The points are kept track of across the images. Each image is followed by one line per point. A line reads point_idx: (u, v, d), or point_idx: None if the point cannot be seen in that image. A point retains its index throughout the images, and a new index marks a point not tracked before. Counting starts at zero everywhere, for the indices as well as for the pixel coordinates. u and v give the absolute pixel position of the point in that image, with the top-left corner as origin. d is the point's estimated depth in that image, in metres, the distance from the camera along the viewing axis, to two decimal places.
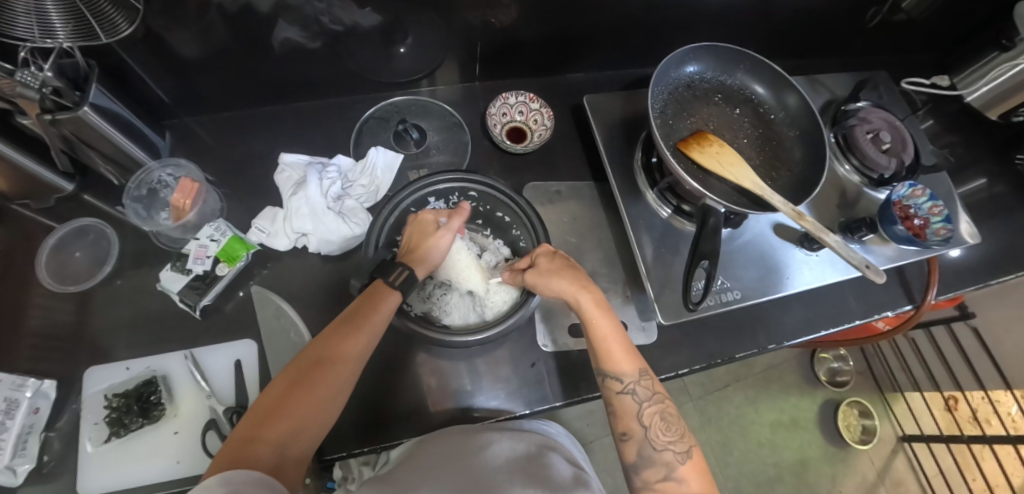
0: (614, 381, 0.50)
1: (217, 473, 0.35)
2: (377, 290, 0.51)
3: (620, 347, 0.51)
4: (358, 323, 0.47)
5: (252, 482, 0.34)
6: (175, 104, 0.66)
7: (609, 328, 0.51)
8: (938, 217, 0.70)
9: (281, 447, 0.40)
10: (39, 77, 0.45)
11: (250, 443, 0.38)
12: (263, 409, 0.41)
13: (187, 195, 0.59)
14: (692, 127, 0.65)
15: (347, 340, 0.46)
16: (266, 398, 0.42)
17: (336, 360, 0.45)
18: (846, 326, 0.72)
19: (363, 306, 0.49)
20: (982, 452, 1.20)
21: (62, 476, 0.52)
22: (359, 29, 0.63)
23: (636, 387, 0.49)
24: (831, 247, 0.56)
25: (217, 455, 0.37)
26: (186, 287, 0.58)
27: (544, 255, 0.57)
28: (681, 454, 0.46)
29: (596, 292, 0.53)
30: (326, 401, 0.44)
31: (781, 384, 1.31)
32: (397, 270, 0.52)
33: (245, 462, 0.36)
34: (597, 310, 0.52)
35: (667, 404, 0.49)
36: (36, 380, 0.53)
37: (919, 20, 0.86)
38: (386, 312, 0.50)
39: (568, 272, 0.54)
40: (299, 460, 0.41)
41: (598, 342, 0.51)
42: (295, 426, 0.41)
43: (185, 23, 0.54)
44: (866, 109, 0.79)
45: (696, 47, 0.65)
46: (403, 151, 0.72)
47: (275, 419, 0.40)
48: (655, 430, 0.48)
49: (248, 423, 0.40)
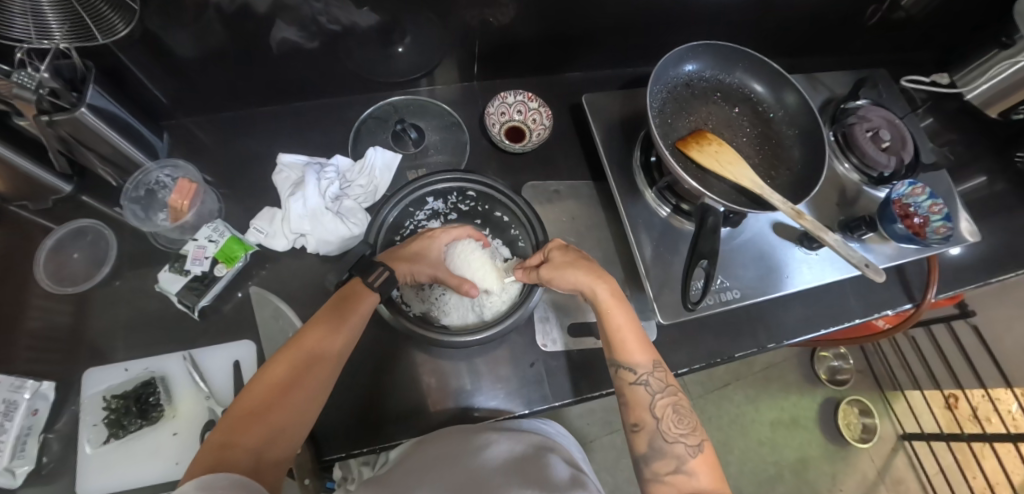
0: (627, 371, 0.50)
1: (195, 478, 0.34)
2: (351, 292, 0.51)
3: (633, 337, 0.51)
4: (333, 324, 0.48)
5: (231, 485, 0.33)
6: (173, 104, 0.66)
7: (623, 320, 0.52)
8: (937, 215, 0.70)
9: (260, 450, 0.39)
10: (37, 78, 0.45)
11: (227, 447, 0.38)
12: (242, 413, 0.41)
13: (185, 196, 0.59)
14: (691, 126, 0.65)
15: (324, 342, 0.47)
16: (244, 401, 0.42)
17: (314, 361, 0.45)
18: (846, 325, 0.71)
19: (338, 308, 0.50)
20: (982, 450, 1.21)
21: (62, 477, 0.52)
22: (357, 28, 0.63)
23: (649, 378, 0.50)
24: (831, 246, 0.55)
25: (192, 461, 0.36)
26: (184, 288, 0.58)
27: (559, 247, 0.57)
28: (693, 447, 0.46)
29: (613, 283, 0.53)
30: (305, 403, 0.44)
31: (781, 382, 1.31)
32: (377, 271, 0.53)
33: (222, 465, 0.36)
34: (612, 302, 0.52)
35: (679, 396, 0.49)
36: (35, 381, 0.53)
37: (918, 17, 0.85)
38: (362, 313, 0.50)
39: (584, 263, 0.54)
40: (280, 463, 0.41)
41: (613, 332, 0.51)
42: (273, 428, 0.41)
43: (182, 24, 0.54)
44: (865, 107, 0.79)
45: (695, 46, 0.65)
46: (402, 151, 0.72)
47: (253, 422, 0.40)
48: (667, 422, 0.47)
49: (226, 427, 0.40)
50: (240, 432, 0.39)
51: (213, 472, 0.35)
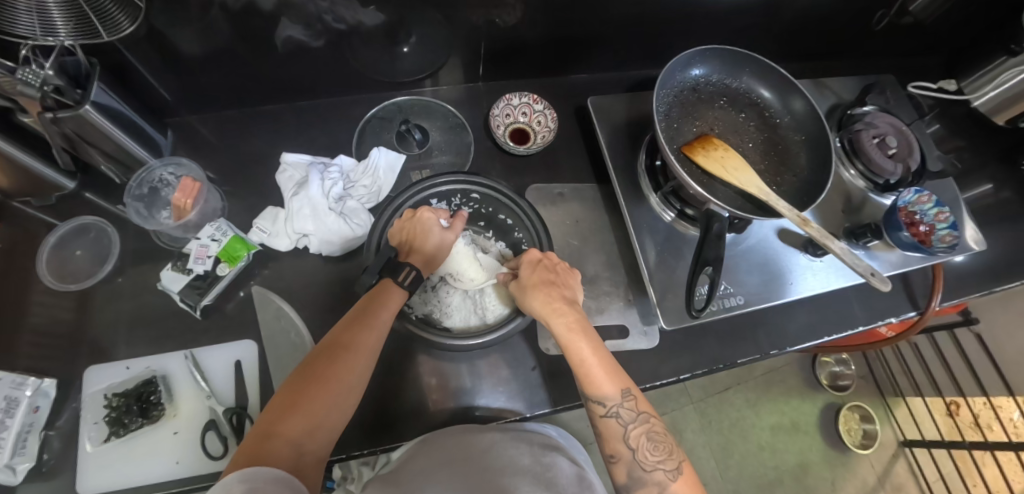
0: (597, 405, 0.48)
1: (235, 470, 0.34)
2: (380, 291, 0.51)
3: (600, 368, 0.48)
4: (365, 319, 0.47)
5: (273, 480, 0.33)
6: (177, 101, 0.66)
7: (588, 351, 0.49)
8: (944, 223, 0.70)
9: (298, 444, 0.39)
10: (40, 75, 0.44)
11: (267, 440, 0.38)
12: (279, 407, 0.40)
13: (188, 194, 0.59)
14: (697, 131, 0.65)
15: (357, 337, 0.46)
16: (282, 395, 0.41)
17: (348, 355, 0.45)
18: (850, 332, 0.71)
19: (370, 305, 0.49)
20: (983, 458, 1.20)
21: (63, 474, 0.52)
22: (362, 27, 0.63)
23: (619, 410, 0.47)
24: (836, 254, 0.55)
25: (234, 454, 0.36)
26: (186, 287, 0.58)
27: (528, 263, 0.56)
28: (671, 471, 0.45)
29: (570, 316, 0.51)
30: (342, 397, 0.43)
31: (782, 387, 1.30)
32: (404, 271, 0.52)
33: (262, 459, 0.36)
34: (571, 334, 0.50)
35: (654, 422, 0.48)
36: (36, 379, 0.53)
37: (927, 22, 0.85)
38: (393, 311, 0.50)
39: (544, 289, 0.52)
40: (317, 458, 0.40)
41: (576, 365, 0.49)
42: (310, 424, 0.40)
43: (187, 22, 0.54)
44: (872, 113, 0.78)
45: (702, 50, 0.65)
46: (405, 152, 0.72)
47: (293, 415, 0.40)
48: (642, 451, 0.47)
49: (264, 423, 0.39)
50: (277, 425, 0.39)
51: (254, 466, 0.34)
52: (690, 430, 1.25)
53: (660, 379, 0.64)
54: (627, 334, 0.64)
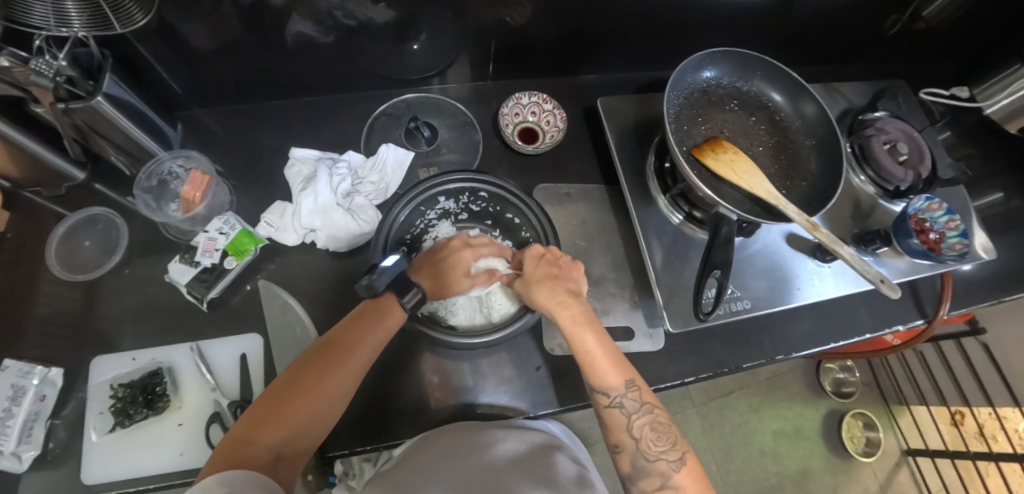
0: (601, 396, 0.48)
1: (217, 473, 0.34)
2: (380, 304, 0.51)
3: (604, 360, 0.49)
4: (356, 329, 0.48)
5: (251, 482, 0.33)
6: (186, 94, 0.66)
7: (592, 342, 0.50)
8: (954, 231, 0.69)
9: (277, 450, 0.39)
10: (54, 66, 0.45)
11: (248, 444, 0.38)
12: (263, 409, 0.41)
13: (197, 188, 0.60)
14: (706, 133, 0.64)
15: (346, 348, 0.46)
16: (268, 399, 0.42)
17: (338, 365, 0.45)
18: (857, 339, 0.71)
19: (364, 318, 0.49)
20: (988, 469, 1.17)
21: (67, 463, 0.53)
22: (372, 24, 0.62)
23: (623, 400, 0.47)
24: (845, 259, 0.54)
25: (213, 456, 0.37)
26: (193, 279, 0.58)
27: (530, 259, 0.56)
28: (675, 462, 0.45)
29: (574, 308, 0.52)
30: (326, 406, 0.43)
31: (785, 393, 1.29)
32: (411, 293, 0.52)
33: (241, 463, 0.36)
34: (575, 326, 0.50)
35: (657, 412, 0.48)
36: (43, 368, 0.53)
37: (941, 27, 0.84)
38: (387, 328, 0.50)
39: (548, 283, 0.53)
40: (295, 463, 0.40)
41: (581, 357, 0.49)
42: (293, 431, 0.40)
43: (199, 16, 0.54)
44: (883, 119, 0.78)
45: (713, 53, 0.64)
46: (414, 149, 0.72)
47: (276, 420, 0.40)
48: (646, 441, 0.46)
49: (246, 425, 0.39)
50: (259, 429, 0.39)
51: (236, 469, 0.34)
52: (692, 434, 1.24)
53: (664, 382, 0.63)
54: (632, 337, 0.64)
